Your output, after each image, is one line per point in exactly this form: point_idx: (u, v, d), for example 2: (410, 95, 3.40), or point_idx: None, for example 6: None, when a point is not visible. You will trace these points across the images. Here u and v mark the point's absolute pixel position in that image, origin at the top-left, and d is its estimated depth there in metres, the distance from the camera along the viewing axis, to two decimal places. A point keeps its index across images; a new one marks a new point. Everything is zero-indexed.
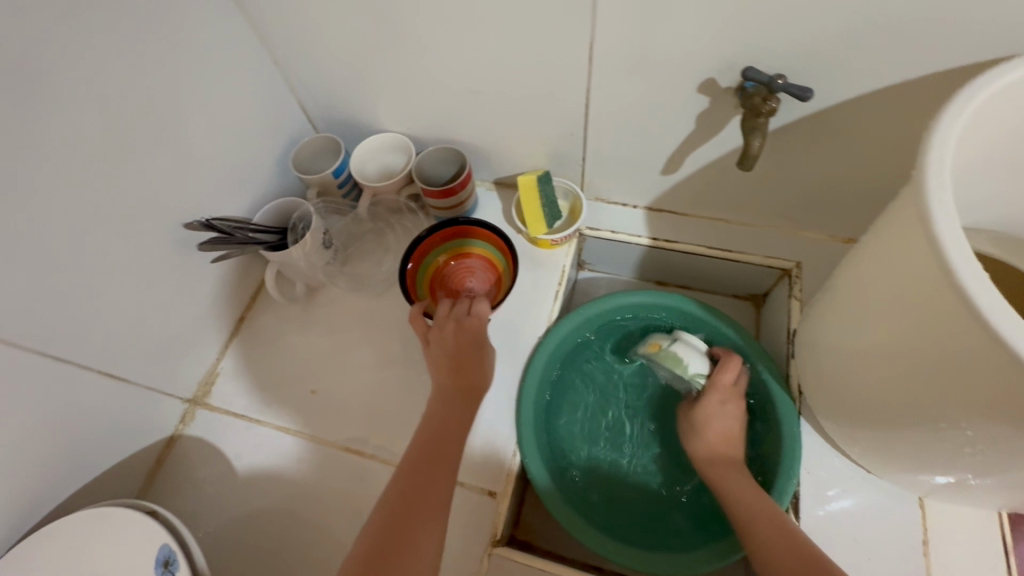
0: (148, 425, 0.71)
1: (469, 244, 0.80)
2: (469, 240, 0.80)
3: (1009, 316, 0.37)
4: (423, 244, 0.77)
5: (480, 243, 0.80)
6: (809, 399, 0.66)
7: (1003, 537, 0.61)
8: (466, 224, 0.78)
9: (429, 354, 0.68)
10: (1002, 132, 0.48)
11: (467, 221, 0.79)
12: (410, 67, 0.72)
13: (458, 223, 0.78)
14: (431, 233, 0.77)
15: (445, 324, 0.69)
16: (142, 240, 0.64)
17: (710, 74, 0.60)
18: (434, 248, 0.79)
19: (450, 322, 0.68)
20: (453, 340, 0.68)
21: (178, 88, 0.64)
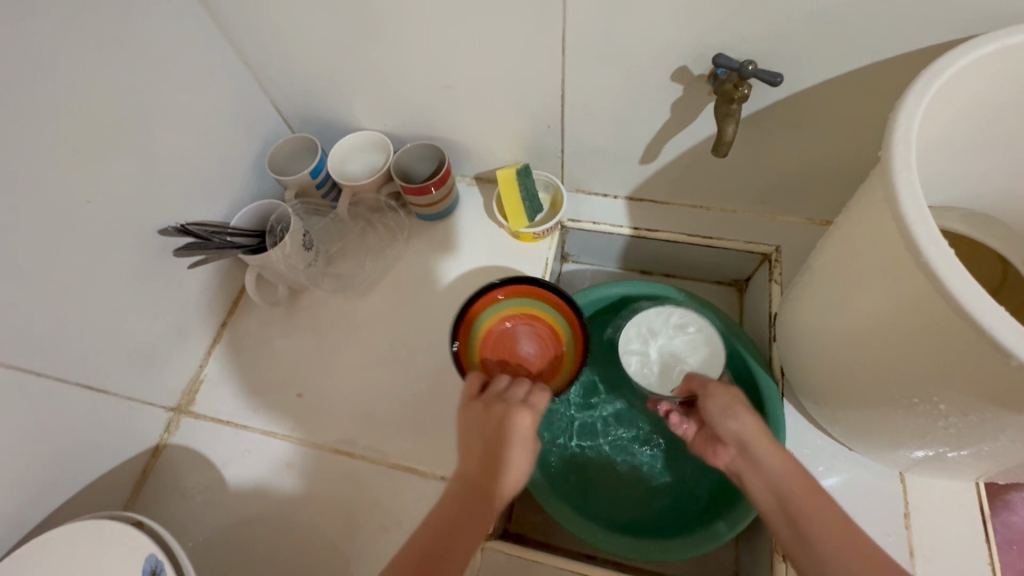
0: (132, 436, 0.71)
1: (537, 306, 0.71)
2: (539, 302, 0.71)
3: (977, 293, 0.38)
4: (491, 298, 0.70)
5: (549, 308, 0.70)
6: (792, 381, 0.67)
7: (981, 506, 0.63)
8: (538, 286, 0.69)
9: (463, 435, 0.59)
10: (967, 111, 0.49)
11: (540, 282, 0.69)
12: (382, 63, 0.71)
13: (530, 283, 0.69)
14: (505, 288, 0.69)
15: (491, 405, 0.59)
16: (116, 249, 0.63)
17: (682, 62, 0.60)
18: (499, 304, 0.70)
19: (500, 406, 0.59)
20: (491, 430, 0.58)
21: (145, 92, 0.63)
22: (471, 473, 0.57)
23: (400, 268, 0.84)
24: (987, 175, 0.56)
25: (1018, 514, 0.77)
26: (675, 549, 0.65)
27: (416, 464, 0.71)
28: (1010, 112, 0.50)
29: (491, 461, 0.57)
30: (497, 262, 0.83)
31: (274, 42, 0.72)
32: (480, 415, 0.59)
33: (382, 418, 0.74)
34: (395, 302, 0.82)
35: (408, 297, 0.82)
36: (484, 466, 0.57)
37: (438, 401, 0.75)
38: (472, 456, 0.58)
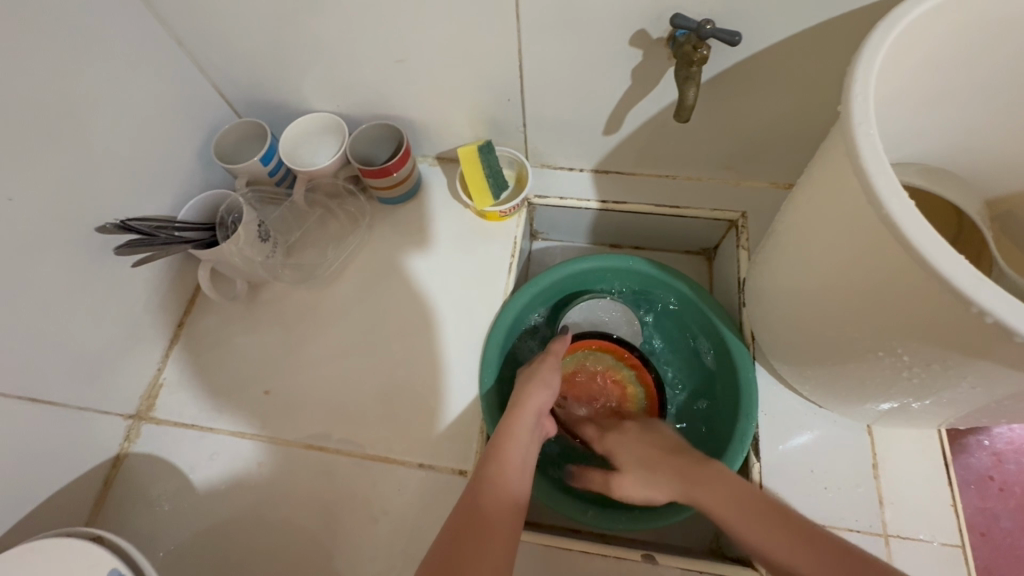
0: (88, 448, 0.67)
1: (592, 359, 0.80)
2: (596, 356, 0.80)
3: (939, 245, 0.37)
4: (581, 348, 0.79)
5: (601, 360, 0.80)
6: (762, 343, 0.68)
7: (943, 452, 0.65)
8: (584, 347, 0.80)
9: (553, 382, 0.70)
10: (923, 62, 0.49)
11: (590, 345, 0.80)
12: (329, 38, 0.67)
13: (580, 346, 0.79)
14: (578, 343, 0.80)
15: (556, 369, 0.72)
16: (50, 250, 0.58)
17: (641, 25, 0.58)
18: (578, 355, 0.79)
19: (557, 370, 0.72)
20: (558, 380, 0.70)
21: (68, 78, 0.58)
22: (486, 480, 0.57)
23: (364, 255, 0.81)
24: (939, 129, 0.57)
25: (973, 455, 0.80)
26: (656, 516, 0.65)
27: (392, 454, 0.70)
28: (959, 64, 0.50)
29: (511, 444, 0.60)
30: (465, 244, 0.81)
31: (208, 19, 0.67)
32: (521, 394, 0.66)
33: (355, 410, 0.72)
34: (360, 291, 0.79)
35: (374, 284, 0.80)
36: (511, 468, 0.58)
37: (411, 387, 0.73)
38: (505, 452, 0.59)
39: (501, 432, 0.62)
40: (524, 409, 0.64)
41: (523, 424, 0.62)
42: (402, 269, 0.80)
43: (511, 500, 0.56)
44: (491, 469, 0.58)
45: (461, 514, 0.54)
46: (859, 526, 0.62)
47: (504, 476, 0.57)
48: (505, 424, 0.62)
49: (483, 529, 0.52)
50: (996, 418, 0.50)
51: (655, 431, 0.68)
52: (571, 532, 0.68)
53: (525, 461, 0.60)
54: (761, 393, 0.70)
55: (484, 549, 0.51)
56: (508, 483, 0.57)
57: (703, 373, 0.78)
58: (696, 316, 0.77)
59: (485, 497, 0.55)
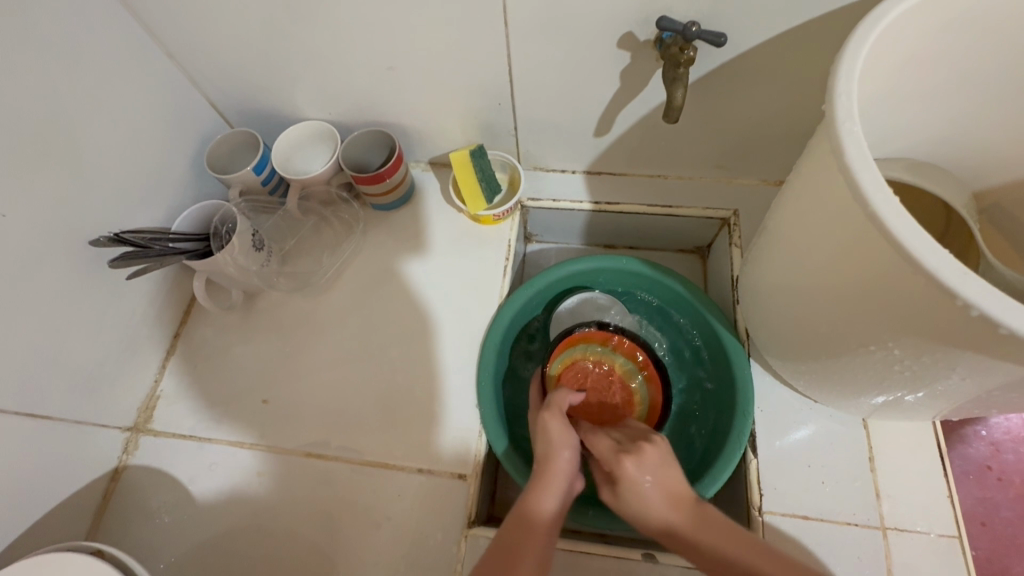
0: (87, 462, 0.67)
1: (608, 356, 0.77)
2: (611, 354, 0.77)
3: (924, 240, 0.38)
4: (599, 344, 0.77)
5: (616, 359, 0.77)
6: (756, 340, 0.68)
7: (938, 443, 0.66)
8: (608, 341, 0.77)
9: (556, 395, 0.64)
10: (906, 58, 0.50)
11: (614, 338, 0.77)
12: (318, 47, 0.67)
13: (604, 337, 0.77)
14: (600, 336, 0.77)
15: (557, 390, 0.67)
16: (45, 265, 0.59)
17: (627, 28, 0.59)
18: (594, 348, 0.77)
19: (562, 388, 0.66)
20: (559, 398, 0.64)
21: (59, 93, 0.58)
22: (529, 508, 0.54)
23: (359, 261, 0.82)
24: (923, 125, 0.57)
25: (971, 445, 0.81)
26: None
27: (392, 460, 0.70)
28: (941, 60, 0.51)
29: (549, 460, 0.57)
30: (459, 249, 0.81)
31: (198, 31, 0.67)
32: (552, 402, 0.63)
33: (353, 417, 0.72)
34: (356, 297, 0.79)
35: (369, 291, 0.80)
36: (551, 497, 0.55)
37: (409, 392, 0.73)
38: (550, 476, 0.56)
39: (545, 454, 0.58)
40: (555, 415, 0.61)
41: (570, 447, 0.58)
42: (398, 275, 0.80)
43: (548, 532, 0.53)
44: (534, 498, 0.55)
45: (500, 545, 0.51)
46: (856, 520, 0.62)
47: (544, 504, 0.54)
48: (547, 444, 0.58)
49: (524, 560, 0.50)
50: (989, 409, 0.51)
51: (654, 463, 0.55)
52: (571, 533, 0.68)
53: (568, 487, 0.57)
54: (756, 390, 0.70)
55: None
56: (546, 512, 0.54)
57: (697, 372, 0.78)
58: (691, 314, 0.78)
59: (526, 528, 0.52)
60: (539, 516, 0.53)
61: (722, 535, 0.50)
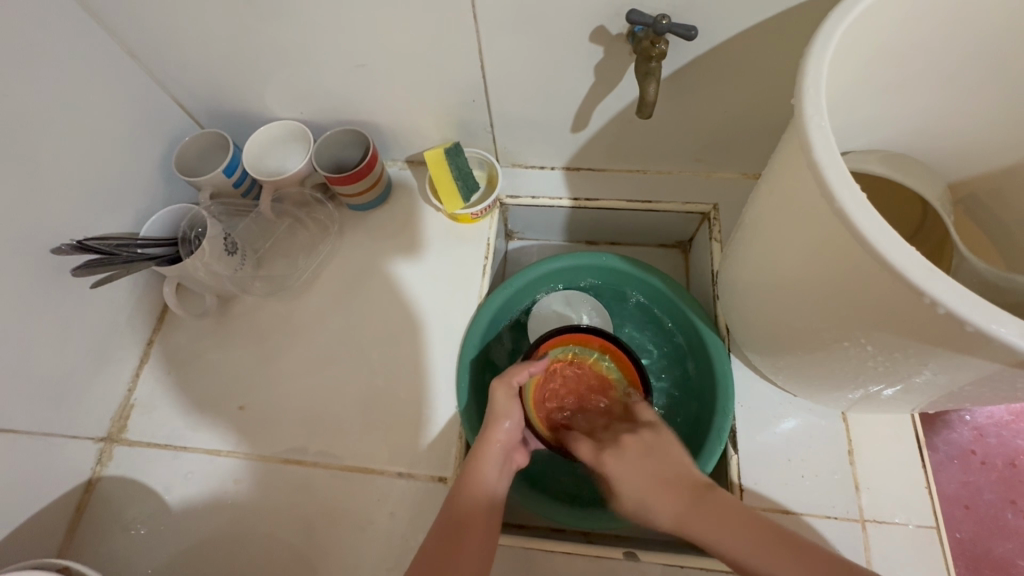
0: (58, 475, 0.65)
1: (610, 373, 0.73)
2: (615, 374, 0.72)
3: (889, 236, 0.38)
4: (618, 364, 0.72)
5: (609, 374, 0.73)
6: (735, 335, 0.68)
7: (917, 435, 0.66)
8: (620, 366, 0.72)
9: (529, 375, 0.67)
10: (878, 49, 0.49)
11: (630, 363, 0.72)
12: (285, 45, 0.65)
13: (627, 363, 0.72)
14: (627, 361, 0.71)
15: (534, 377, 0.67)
16: (4, 276, 0.57)
17: (599, 22, 0.57)
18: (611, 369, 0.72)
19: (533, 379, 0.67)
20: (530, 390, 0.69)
21: (11, 96, 0.56)
22: (470, 479, 0.58)
23: (336, 263, 0.80)
24: (897, 117, 0.57)
25: (955, 431, 0.82)
26: None
27: (372, 464, 0.69)
28: (915, 51, 0.50)
29: (489, 443, 0.61)
30: (437, 248, 0.80)
31: (161, 30, 0.65)
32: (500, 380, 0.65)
33: (332, 422, 0.71)
34: (334, 300, 0.78)
35: (347, 292, 0.79)
36: (493, 466, 0.60)
37: (388, 395, 0.72)
38: (490, 448, 0.61)
39: (486, 427, 0.62)
40: (500, 394, 0.64)
41: (509, 419, 0.63)
42: (376, 277, 0.79)
43: (492, 499, 0.58)
44: (476, 469, 0.59)
45: (447, 514, 0.56)
46: (836, 512, 0.63)
47: (484, 473, 0.59)
48: (491, 414, 0.63)
49: (466, 527, 0.55)
50: (964, 402, 0.51)
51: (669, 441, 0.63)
52: (553, 532, 0.68)
53: (506, 455, 0.62)
54: (737, 385, 0.70)
55: (467, 549, 0.53)
56: (487, 482, 0.59)
57: (682, 370, 0.77)
58: (673, 311, 0.77)
59: (470, 496, 0.57)
60: (479, 486, 0.58)
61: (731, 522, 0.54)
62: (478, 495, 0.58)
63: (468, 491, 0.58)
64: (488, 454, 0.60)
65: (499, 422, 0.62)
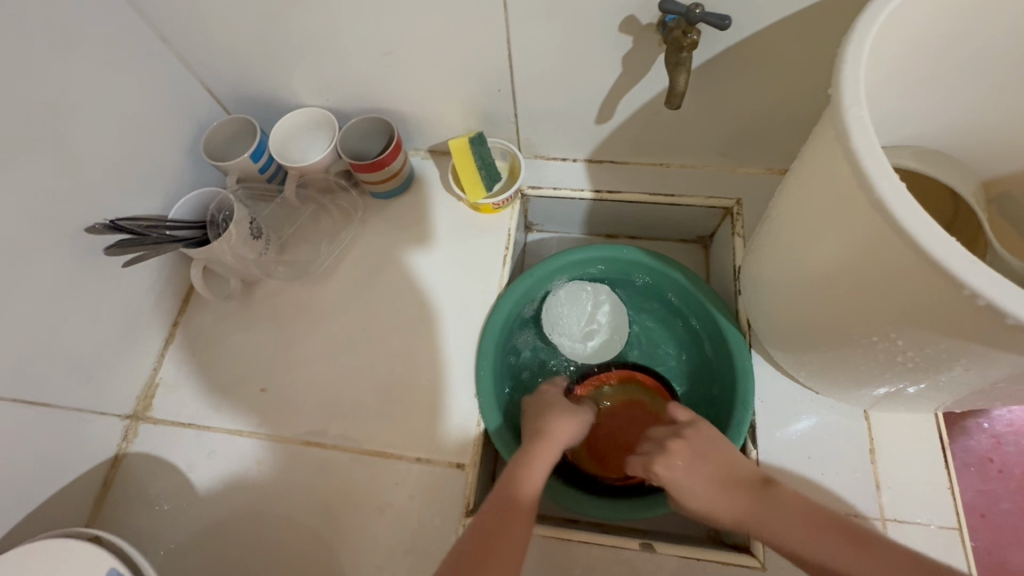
0: (85, 450, 0.67)
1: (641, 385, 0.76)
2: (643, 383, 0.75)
3: (931, 228, 0.37)
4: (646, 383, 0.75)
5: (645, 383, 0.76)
6: (758, 331, 0.67)
7: (940, 435, 0.65)
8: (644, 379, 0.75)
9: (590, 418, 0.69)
10: (916, 42, 0.48)
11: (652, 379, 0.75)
12: (315, 31, 0.66)
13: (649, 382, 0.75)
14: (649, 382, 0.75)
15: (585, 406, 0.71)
16: (41, 252, 0.58)
17: (629, 11, 0.57)
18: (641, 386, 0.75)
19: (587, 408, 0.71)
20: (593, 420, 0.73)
21: (49, 76, 0.57)
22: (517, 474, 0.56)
23: (358, 250, 0.81)
24: (931, 112, 0.56)
25: (972, 437, 0.80)
26: (653, 505, 0.65)
27: (390, 449, 0.70)
28: (951, 46, 0.50)
29: (546, 448, 0.59)
30: (458, 237, 0.80)
31: (193, 15, 0.66)
32: (560, 410, 0.65)
33: (352, 406, 0.72)
34: (355, 286, 0.79)
35: (368, 280, 0.79)
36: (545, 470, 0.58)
37: (408, 381, 0.73)
38: (545, 449, 0.59)
39: (549, 430, 0.61)
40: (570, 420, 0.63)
41: (570, 426, 0.63)
42: (397, 265, 0.80)
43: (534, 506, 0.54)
44: (525, 465, 0.57)
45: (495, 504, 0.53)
46: (856, 511, 0.62)
47: (534, 472, 0.57)
48: (552, 419, 0.63)
49: (508, 527, 0.51)
50: (993, 401, 0.50)
51: (707, 436, 0.58)
52: (570, 523, 0.68)
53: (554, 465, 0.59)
54: (757, 380, 0.70)
55: (503, 550, 0.50)
56: (535, 481, 0.56)
57: (704, 358, 0.77)
58: (694, 306, 0.77)
59: (514, 487, 0.55)
60: (529, 483, 0.55)
61: (802, 519, 0.50)
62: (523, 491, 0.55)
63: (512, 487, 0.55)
64: (544, 454, 0.58)
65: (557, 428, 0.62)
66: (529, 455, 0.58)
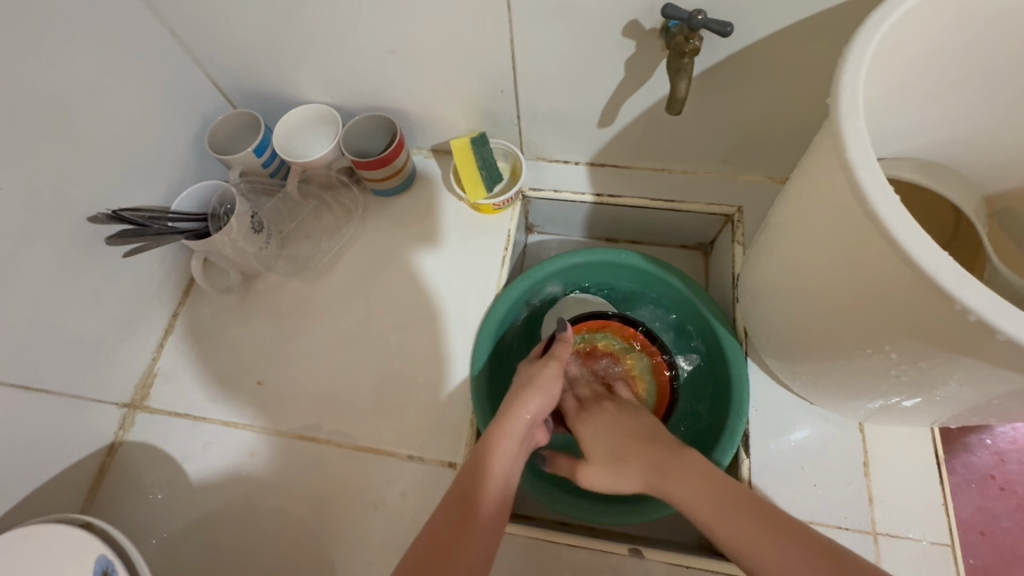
0: (82, 437, 0.68)
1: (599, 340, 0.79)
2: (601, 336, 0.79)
3: (923, 240, 0.37)
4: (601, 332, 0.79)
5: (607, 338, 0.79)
6: (754, 339, 0.67)
7: (936, 450, 0.65)
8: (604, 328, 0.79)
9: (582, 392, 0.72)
10: (919, 54, 0.48)
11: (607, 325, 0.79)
12: (320, 28, 0.66)
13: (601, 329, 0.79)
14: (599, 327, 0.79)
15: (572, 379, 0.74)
16: (43, 240, 0.59)
17: (632, 15, 0.57)
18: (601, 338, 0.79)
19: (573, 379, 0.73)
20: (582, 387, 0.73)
21: (55, 66, 0.58)
22: (487, 452, 0.57)
23: (358, 247, 0.81)
24: (934, 125, 0.56)
25: (974, 454, 0.80)
26: (643, 511, 0.65)
27: (383, 446, 0.70)
28: (955, 59, 0.49)
29: (513, 422, 0.60)
30: (457, 237, 0.81)
31: (200, 9, 0.66)
32: (532, 375, 0.66)
33: (347, 402, 0.72)
34: (354, 282, 0.79)
35: (366, 277, 0.80)
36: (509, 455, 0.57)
37: (402, 379, 0.73)
38: (516, 421, 0.60)
39: (518, 400, 0.62)
40: (537, 387, 0.64)
41: (539, 399, 0.63)
42: (396, 262, 0.80)
43: (502, 489, 0.55)
44: (495, 441, 0.58)
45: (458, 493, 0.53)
46: (848, 524, 0.62)
47: (504, 449, 0.57)
48: (526, 388, 0.64)
49: (473, 513, 0.51)
50: (988, 418, 0.50)
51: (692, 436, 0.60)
52: (560, 526, 0.68)
53: (525, 438, 0.60)
54: (753, 389, 0.69)
55: (469, 542, 0.49)
56: (502, 460, 0.57)
57: (698, 367, 0.77)
58: (692, 313, 0.76)
59: (482, 468, 0.56)
60: (496, 463, 0.56)
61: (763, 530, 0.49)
62: (491, 473, 0.55)
63: (479, 467, 0.56)
64: (508, 435, 0.58)
65: (527, 396, 0.63)
66: (498, 430, 0.59)
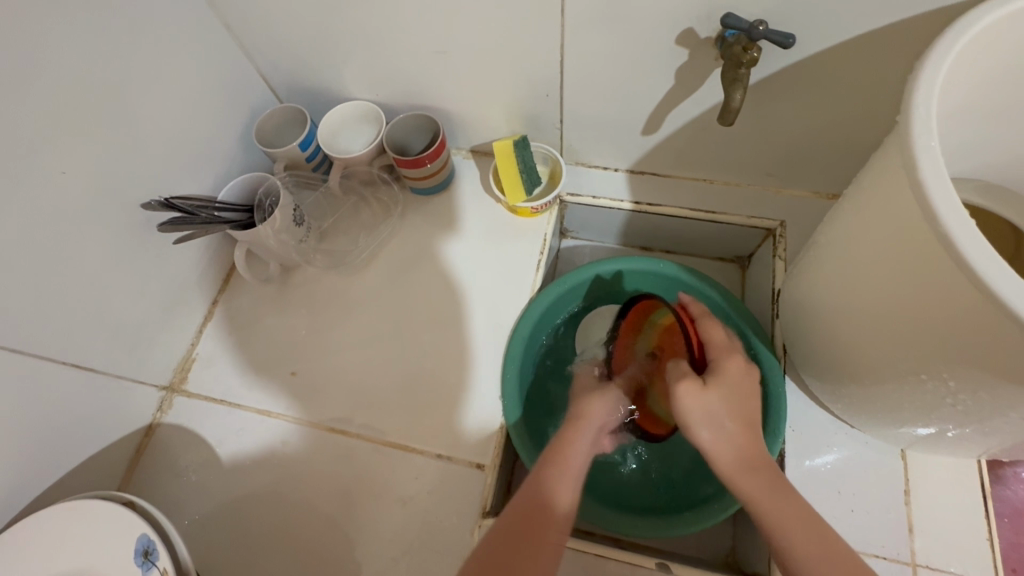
0: (123, 416, 0.69)
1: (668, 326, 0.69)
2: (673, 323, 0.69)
3: (999, 268, 0.36)
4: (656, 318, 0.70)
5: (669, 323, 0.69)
6: (794, 357, 0.66)
7: (981, 482, 0.62)
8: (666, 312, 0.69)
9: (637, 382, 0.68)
10: (991, 74, 0.46)
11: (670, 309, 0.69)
12: (372, 27, 0.67)
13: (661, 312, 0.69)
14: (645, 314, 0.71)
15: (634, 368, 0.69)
16: (99, 223, 0.61)
17: (688, 24, 0.57)
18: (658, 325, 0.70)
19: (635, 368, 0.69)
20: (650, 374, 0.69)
21: (120, 55, 0.60)
22: (560, 454, 0.56)
23: (394, 244, 0.82)
24: (999, 147, 0.54)
25: (1009, 488, 0.76)
26: (673, 525, 0.64)
27: (412, 443, 0.70)
28: None
29: (585, 426, 0.59)
30: (493, 238, 0.81)
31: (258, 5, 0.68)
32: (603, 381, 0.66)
33: (378, 397, 0.73)
34: (389, 279, 0.80)
35: (401, 274, 0.80)
36: (582, 457, 0.57)
37: (433, 378, 0.74)
38: (585, 424, 0.59)
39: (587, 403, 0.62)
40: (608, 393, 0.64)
41: (603, 406, 0.62)
42: (431, 261, 0.80)
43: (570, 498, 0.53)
44: (568, 443, 0.57)
45: (529, 495, 0.52)
46: (886, 553, 0.60)
47: (577, 451, 0.56)
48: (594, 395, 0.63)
49: (546, 518, 0.51)
50: None
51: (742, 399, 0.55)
52: (586, 534, 0.67)
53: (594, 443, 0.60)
54: (790, 408, 0.68)
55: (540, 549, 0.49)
56: (572, 466, 0.56)
57: None
58: None
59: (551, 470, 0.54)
60: (566, 467, 0.55)
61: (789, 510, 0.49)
62: (564, 479, 0.54)
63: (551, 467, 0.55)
64: (581, 436, 0.58)
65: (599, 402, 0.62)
66: (570, 432, 0.58)
